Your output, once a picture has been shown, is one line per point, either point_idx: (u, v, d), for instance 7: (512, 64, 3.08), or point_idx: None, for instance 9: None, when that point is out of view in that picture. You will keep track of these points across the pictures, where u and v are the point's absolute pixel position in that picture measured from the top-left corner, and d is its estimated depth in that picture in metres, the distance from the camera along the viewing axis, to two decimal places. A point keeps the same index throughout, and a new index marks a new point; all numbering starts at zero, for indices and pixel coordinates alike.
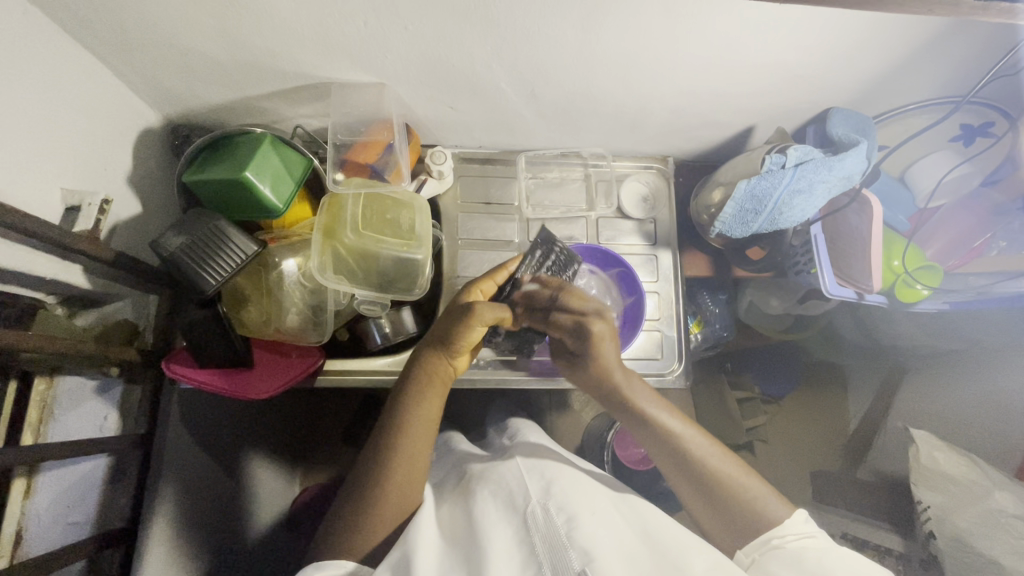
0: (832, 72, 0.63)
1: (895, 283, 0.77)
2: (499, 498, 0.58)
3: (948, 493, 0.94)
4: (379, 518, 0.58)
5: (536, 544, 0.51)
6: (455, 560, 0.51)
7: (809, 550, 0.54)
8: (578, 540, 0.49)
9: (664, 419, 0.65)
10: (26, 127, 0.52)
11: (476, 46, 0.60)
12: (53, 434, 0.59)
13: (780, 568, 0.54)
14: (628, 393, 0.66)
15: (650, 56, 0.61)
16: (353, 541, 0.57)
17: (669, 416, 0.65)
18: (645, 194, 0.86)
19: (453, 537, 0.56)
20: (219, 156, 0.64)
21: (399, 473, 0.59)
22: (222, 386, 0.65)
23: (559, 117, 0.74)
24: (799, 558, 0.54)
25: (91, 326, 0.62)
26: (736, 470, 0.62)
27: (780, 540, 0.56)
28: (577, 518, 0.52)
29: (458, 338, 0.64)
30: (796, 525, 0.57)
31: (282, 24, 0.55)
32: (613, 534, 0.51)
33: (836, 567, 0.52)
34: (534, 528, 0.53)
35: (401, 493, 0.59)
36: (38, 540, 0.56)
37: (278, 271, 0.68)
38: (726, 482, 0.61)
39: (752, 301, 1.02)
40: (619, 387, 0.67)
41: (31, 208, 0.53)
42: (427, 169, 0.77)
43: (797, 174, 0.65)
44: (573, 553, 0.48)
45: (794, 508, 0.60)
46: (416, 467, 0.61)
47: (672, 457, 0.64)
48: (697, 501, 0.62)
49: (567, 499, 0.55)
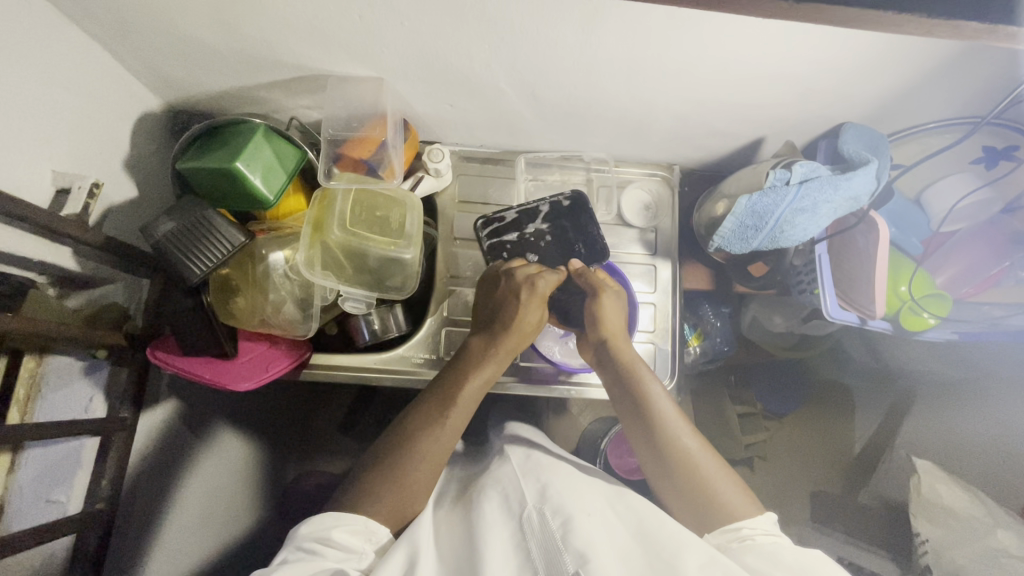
0: (846, 86, 0.60)
1: (900, 310, 0.72)
2: (495, 501, 0.58)
3: (947, 526, 0.91)
4: (410, 489, 0.57)
5: (532, 551, 0.51)
6: (455, 564, 0.52)
7: (776, 544, 0.54)
8: (572, 543, 0.49)
9: (650, 387, 0.65)
10: (22, 109, 0.53)
11: (474, 44, 0.58)
12: (41, 410, 0.60)
13: (756, 560, 0.52)
14: (621, 348, 0.67)
15: (654, 62, 0.59)
16: (378, 500, 0.56)
17: (654, 383, 0.66)
18: (647, 202, 0.82)
19: (449, 546, 0.55)
20: (213, 145, 0.64)
21: (443, 441, 0.59)
22: (200, 374, 0.64)
23: (561, 121, 0.73)
24: (773, 553, 0.52)
25: (81, 308, 0.63)
26: (700, 450, 0.62)
27: (750, 530, 0.55)
28: (571, 520, 0.52)
29: (519, 326, 0.64)
30: (762, 522, 0.56)
31: (277, 15, 0.55)
32: (608, 539, 0.52)
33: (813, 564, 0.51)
34: (529, 534, 0.53)
35: (428, 472, 0.58)
36: (22, 513, 0.58)
37: (265, 263, 0.67)
38: (690, 463, 0.61)
39: (755, 316, 0.98)
40: (613, 339, 0.68)
41: (21, 189, 0.53)
42: (423, 167, 0.76)
43: (802, 193, 0.59)
44: (568, 556, 0.48)
45: (763, 510, 0.59)
46: (455, 437, 0.61)
47: (634, 414, 0.65)
48: (655, 468, 0.63)
49: (562, 501, 0.55)
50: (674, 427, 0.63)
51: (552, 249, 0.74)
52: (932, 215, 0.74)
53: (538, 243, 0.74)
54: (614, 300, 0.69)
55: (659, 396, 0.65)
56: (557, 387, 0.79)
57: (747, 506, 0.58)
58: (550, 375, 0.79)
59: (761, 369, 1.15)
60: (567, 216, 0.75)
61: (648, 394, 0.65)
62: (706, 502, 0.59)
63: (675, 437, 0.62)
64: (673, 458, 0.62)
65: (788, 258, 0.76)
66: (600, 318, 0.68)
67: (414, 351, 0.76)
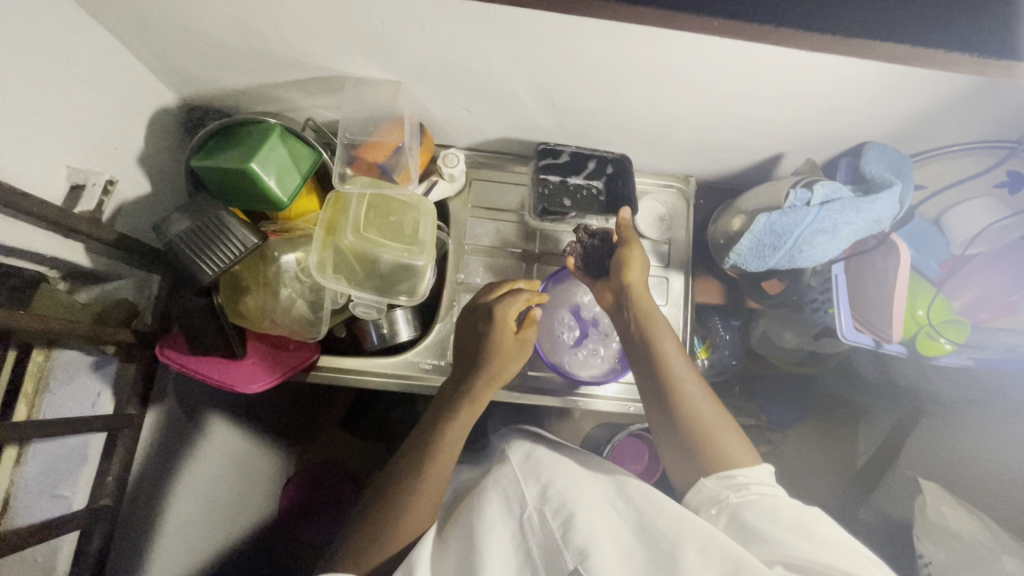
0: (872, 103, 0.59)
1: (917, 334, 0.71)
2: (496, 504, 0.57)
3: (951, 549, 0.90)
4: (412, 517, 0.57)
5: (533, 552, 0.51)
6: (457, 562, 0.52)
7: (777, 504, 0.54)
8: (573, 540, 0.49)
9: (664, 335, 0.64)
10: (39, 103, 0.52)
11: (495, 51, 0.57)
12: (48, 406, 0.60)
13: (755, 519, 0.53)
14: (638, 293, 0.66)
15: (677, 74, 0.58)
16: (377, 548, 0.56)
17: (668, 329, 0.65)
18: (662, 214, 0.80)
19: (451, 547, 0.55)
20: (228, 143, 0.64)
21: (434, 478, 0.59)
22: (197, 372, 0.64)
23: (577, 129, 0.72)
24: (772, 511, 0.53)
25: (91, 304, 0.63)
26: (704, 398, 0.63)
27: (746, 479, 0.57)
28: (572, 518, 0.51)
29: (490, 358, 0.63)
30: (759, 474, 0.58)
31: (296, 15, 0.54)
32: (609, 535, 0.51)
33: (814, 524, 0.51)
34: (530, 534, 0.53)
35: (422, 511, 0.58)
36: (27, 508, 0.58)
37: (277, 265, 0.66)
38: (693, 412, 0.62)
39: (764, 331, 0.97)
40: (632, 287, 0.66)
41: (36, 185, 0.53)
42: (438, 171, 0.75)
43: (822, 214, 0.58)
44: (568, 552, 0.48)
45: (760, 462, 0.60)
46: (446, 472, 0.61)
47: (643, 361, 0.64)
48: (658, 414, 0.64)
49: (563, 500, 0.55)
50: (683, 375, 0.63)
51: (591, 203, 0.75)
52: (953, 238, 0.73)
53: (580, 194, 0.75)
54: (639, 251, 0.68)
55: (671, 343, 0.64)
56: (564, 398, 0.78)
57: (744, 457, 0.60)
58: (557, 385, 0.78)
59: (762, 380, 1.14)
60: (616, 177, 0.75)
61: (660, 341, 0.64)
62: (705, 451, 0.60)
63: (683, 385, 0.62)
64: (678, 406, 0.62)
65: (804, 277, 0.75)
66: (624, 266, 0.67)
67: (422, 358, 0.75)
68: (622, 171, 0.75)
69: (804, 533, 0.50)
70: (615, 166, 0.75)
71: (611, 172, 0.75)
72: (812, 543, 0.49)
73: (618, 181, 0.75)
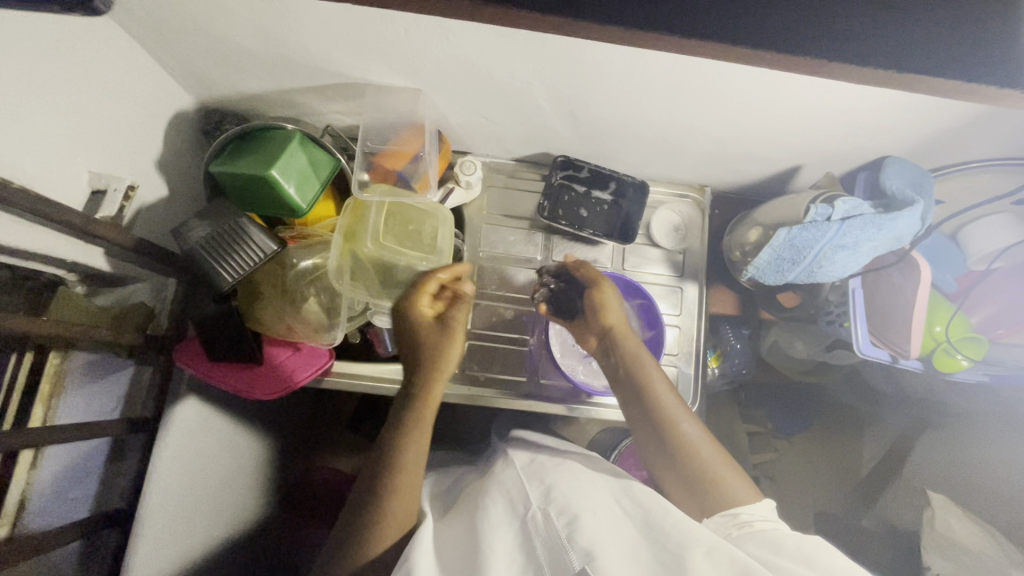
0: (895, 119, 0.59)
1: (935, 350, 0.71)
2: (500, 504, 0.57)
3: (959, 562, 0.90)
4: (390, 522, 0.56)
5: (537, 550, 0.51)
6: (458, 563, 0.52)
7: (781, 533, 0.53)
8: (578, 541, 0.49)
9: (650, 374, 0.65)
10: (61, 109, 0.52)
11: (518, 62, 0.57)
12: (64, 408, 0.62)
13: (757, 549, 0.52)
14: (620, 334, 0.68)
15: (700, 88, 0.58)
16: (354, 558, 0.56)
17: (654, 368, 0.66)
18: (677, 223, 0.80)
19: (452, 547, 0.55)
20: (247, 149, 0.64)
21: (404, 493, 0.58)
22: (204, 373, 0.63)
23: (595, 138, 0.72)
24: (774, 540, 0.52)
25: (108, 307, 0.64)
26: (697, 432, 0.64)
27: (749, 516, 0.56)
28: (578, 519, 0.52)
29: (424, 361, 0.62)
30: (762, 509, 0.57)
31: (320, 25, 0.54)
32: (613, 535, 0.51)
33: (817, 551, 0.50)
34: (535, 532, 0.53)
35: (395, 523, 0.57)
36: (41, 511, 0.59)
37: (295, 271, 0.67)
38: (687, 447, 0.62)
39: (776, 340, 0.94)
40: (614, 329, 0.68)
41: (57, 191, 0.53)
42: (455, 177, 0.75)
43: (843, 229, 0.58)
44: (574, 553, 0.48)
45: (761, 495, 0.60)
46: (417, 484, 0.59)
47: (633, 401, 0.65)
48: (657, 457, 0.64)
49: (568, 502, 0.55)
50: (672, 412, 0.64)
51: (607, 216, 0.78)
52: (970, 253, 0.72)
53: (598, 207, 0.78)
54: (614, 292, 0.70)
55: (656, 379, 0.65)
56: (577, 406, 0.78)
57: (745, 492, 0.60)
58: (570, 393, 0.78)
59: (774, 389, 1.13)
60: (629, 202, 0.78)
61: (647, 380, 0.65)
62: (706, 488, 0.60)
63: (674, 424, 0.63)
64: (672, 443, 0.63)
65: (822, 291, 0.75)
66: (602, 310, 0.69)
67: None
68: (636, 197, 0.78)
69: (809, 562, 0.49)
70: (631, 191, 0.78)
71: (625, 196, 0.78)
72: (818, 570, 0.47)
73: (630, 205, 0.78)
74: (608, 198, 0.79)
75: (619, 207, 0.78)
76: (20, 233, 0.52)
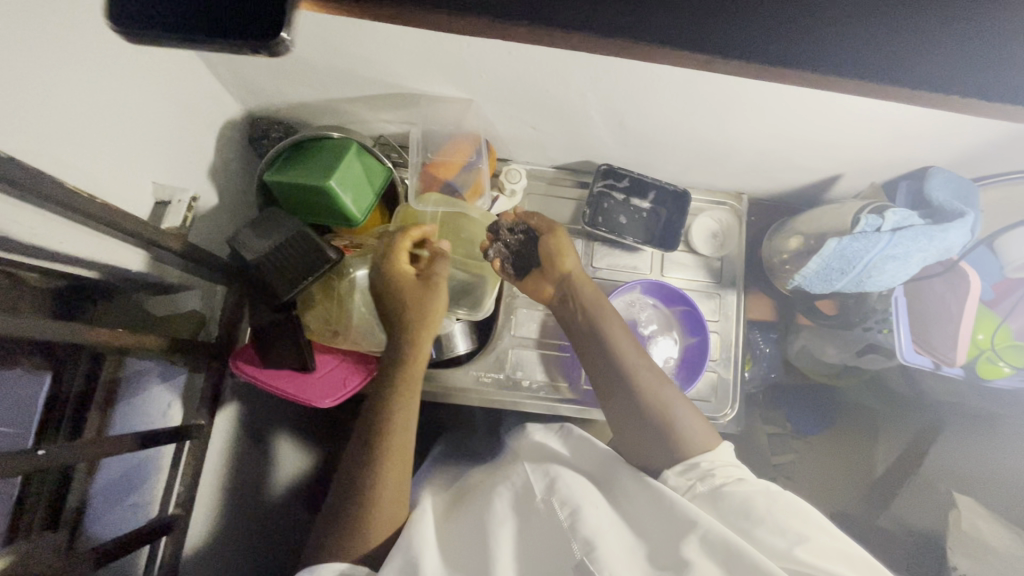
0: (945, 130, 0.60)
1: (978, 358, 0.74)
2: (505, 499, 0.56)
3: (988, 564, 0.89)
4: (379, 520, 0.54)
5: (541, 541, 0.52)
6: (465, 559, 0.52)
7: (760, 500, 0.52)
8: (580, 531, 0.50)
9: (608, 322, 0.65)
10: (125, 121, 0.53)
11: (574, 75, 0.58)
12: (117, 421, 0.62)
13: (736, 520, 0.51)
14: (575, 282, 0.67)
15: (751, 102, 0.59)
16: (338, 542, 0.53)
17: (609, 315, 0.65)
18: (715, 231, 0.81)
19: (457, 538, 0.55)
20: (302, 158, 0.64)
21: (390, 486, 0.54)
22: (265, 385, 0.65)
23: (639, 147, 0.73)
24: (747, 504, 0.51)
25: (164, 315, 0.64)
26: (658, 379, 0.62)
27: (712, 464, 0.56)
28: (580, 511, 0.52)
29: (416, 313, 0.59)
30: (724, 456, 0.58)
31: (384, 40, 0.54)
32: (614, 530, 0.52)
33: (807, 528, 0.49)
34: (541, 523, 0.53)
35: (387, 512, 0.54)
36: (99, 518, 0.61)
37: (350, 280, 0.67)
38: (649, 393, 0.61)
39: (804, 345, 0.88)
40: (568, 278, 0.67)
41: (125, 202, 0.54)
42: (500, 186, 0.77)
43: (895, 239, 0.59)
44: (574, 543, 0.49)
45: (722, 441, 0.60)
46: (404, 478, 0.56)
47: (590, 348, 0.64)
48: (620, 408, 0.62)
49: (572, 492, 0.54)
50: (631, 358, 0.63)
51: (646, 223, 0.79)
52: (1007, 262, 0.72)
53: (636, 215, 0.79)
54: (569, 237, 0.69)
55: (613, 325, 0.65)
56: None
57: (709, 437, 0.59)
58: None
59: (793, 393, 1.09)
60: (670, 210, 0.79)
61: (603, 325, 0.64)
62: (673, 435, 0.59)
63: (635, 371, 0.62)
64: (634, 389, 0.61)
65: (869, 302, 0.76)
66: (560, 254, 0.67)
67: (482, 370, 0.76)
68: (677, 205, 0.79)
69: (783, 537, 0.49)
70: (671, 199, 0.79)
71: (665, 206, 0.79)
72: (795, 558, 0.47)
73: (671, 214, 0.79)
74: (648, 207, 0.79)
75: (659, 215, 0.79)
76: (87, 246, 0.53)
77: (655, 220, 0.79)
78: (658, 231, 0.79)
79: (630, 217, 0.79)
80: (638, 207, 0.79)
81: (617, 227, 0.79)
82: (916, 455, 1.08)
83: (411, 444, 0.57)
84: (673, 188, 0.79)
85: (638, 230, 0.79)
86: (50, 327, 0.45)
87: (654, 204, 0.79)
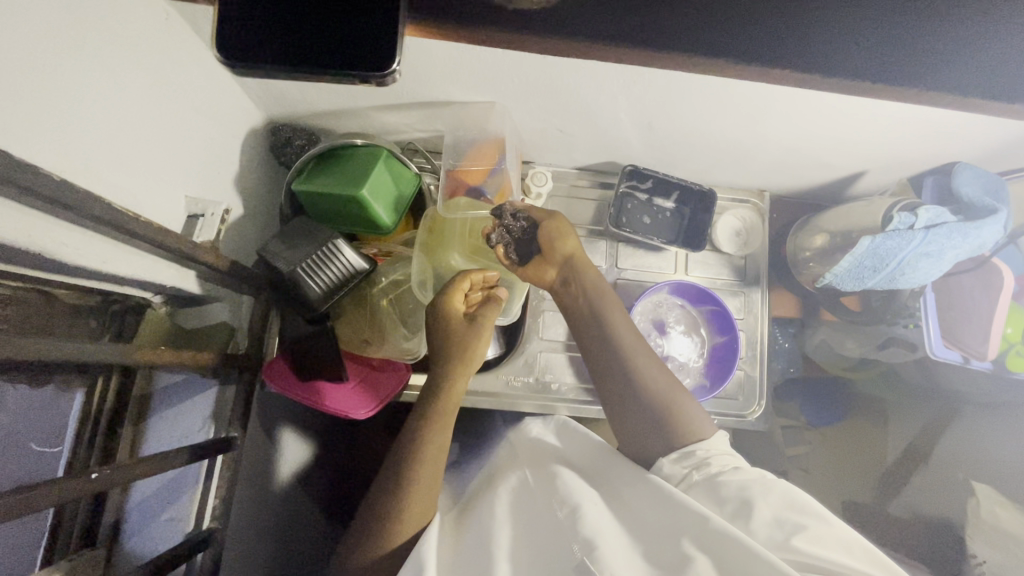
0: (977, 128, 0.60)
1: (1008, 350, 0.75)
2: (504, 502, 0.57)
3: (1007, 551, 0.86)
4: (408, 517, 0.55)
5: (544, 539, 0.51)
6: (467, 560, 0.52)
7: (750, 485, 0.52)
8: (581, 530, 0.49)
9: (609, 312, 0.64)
10: (160, 136, 0.53)
11: (608, 80, 0.57)
12: (149, 436, 0.62)
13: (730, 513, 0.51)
14: (577, 270, 0.65)
15: (781, 103, 0.59)
16: (368, 544, 0.55)
17: (609, 305, 0.65)
18: (738, 229, 0.82)
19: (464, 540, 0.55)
20: (331, 167, 0.64)
21: (421, 489, 0.56)
22: (296, 396, 0.64)
23: (665, 148, 0.72)
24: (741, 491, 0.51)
25: (196, 327, 0.64)
26: (658, 369, 0.62)
27: (707, 452, 0.56)
28: (580, 509, 0.51)
29: (465, 346, 0.61)
30: (720, 445, 0.58)
31: (420, 50, 0.54)
32: (612, 529, 0.51)
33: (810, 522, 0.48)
34: (544, 523, 0.53)
35: (417, 515, 0.55)
36: (135, 531, 0.61)
37: (381, 288, 0.68)
38: (649, 382, 0.61)
39: (824, 339, 0.88)
40: (569, 264, 0.65)
41: (161, 216, 0.54)
42: (525, 188, 0.78)
43: (929, 236, 0.60)
44: (575, 544, 0.48)
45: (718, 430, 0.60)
46: (434, 480, 0.57)
47: (590, 336, 0.64)
48: (619, 396, 0.62)
49: (570, 489, 0.54)
50: (632, 348, 0.63)
51: (670, 223, 0.80)
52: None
53: (660, 215, 0.79)
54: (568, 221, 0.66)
55: (614, 316, 0.64)
56: None
57: (708, 427, 0.59)
58: None
59: (809, 384, 1.05)
60: (694, 211, 0.79)
61: (604, 313, 0.64)
62: (675, 426, 0.59)
63: (638, 362, 0.62)
64: (635, 377, 0.61)
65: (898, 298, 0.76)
66: (562, 237, 0.64)
67: (511, 375, 0.77)
68: (701, 205, 0.79)
69: (779, 529, 0.48)
70: (695, 200, 0.79)
71: (688, 207, 0.80)
72: (788, 544, 0.46)
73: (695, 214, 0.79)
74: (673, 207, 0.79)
75: (684, 216, 0.80)
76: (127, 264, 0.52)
77: (680, 221, 0.80)
78: (683, 232, 0.79)
79: (656, 219, 0.79)
80: (664, 209, 0.80)
81: (643, 229, 0.79)
82: (928, 442, 1.03)
83: (446, 451, 0.59)
84: (698, 187, 0.78)
85: (665, 232, 0.80)
86: (95, 348, 0.44)
87: (678, 205, 0.80)
